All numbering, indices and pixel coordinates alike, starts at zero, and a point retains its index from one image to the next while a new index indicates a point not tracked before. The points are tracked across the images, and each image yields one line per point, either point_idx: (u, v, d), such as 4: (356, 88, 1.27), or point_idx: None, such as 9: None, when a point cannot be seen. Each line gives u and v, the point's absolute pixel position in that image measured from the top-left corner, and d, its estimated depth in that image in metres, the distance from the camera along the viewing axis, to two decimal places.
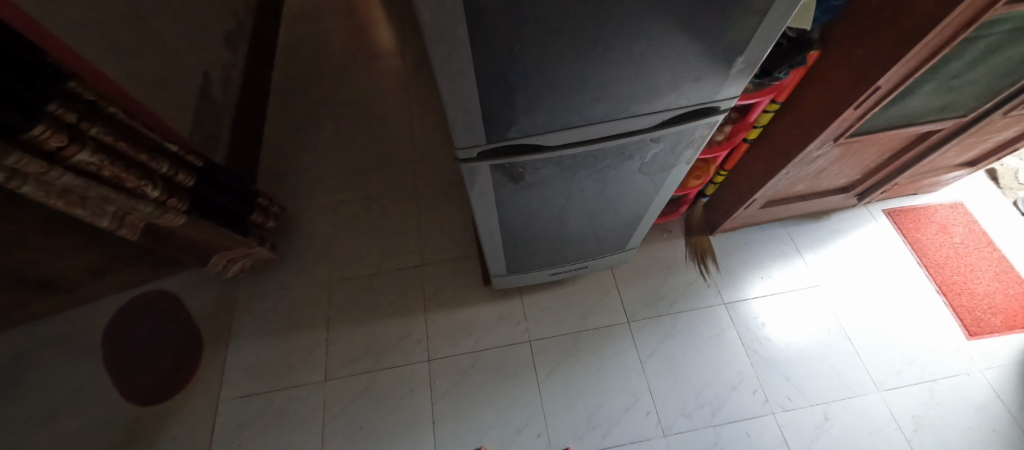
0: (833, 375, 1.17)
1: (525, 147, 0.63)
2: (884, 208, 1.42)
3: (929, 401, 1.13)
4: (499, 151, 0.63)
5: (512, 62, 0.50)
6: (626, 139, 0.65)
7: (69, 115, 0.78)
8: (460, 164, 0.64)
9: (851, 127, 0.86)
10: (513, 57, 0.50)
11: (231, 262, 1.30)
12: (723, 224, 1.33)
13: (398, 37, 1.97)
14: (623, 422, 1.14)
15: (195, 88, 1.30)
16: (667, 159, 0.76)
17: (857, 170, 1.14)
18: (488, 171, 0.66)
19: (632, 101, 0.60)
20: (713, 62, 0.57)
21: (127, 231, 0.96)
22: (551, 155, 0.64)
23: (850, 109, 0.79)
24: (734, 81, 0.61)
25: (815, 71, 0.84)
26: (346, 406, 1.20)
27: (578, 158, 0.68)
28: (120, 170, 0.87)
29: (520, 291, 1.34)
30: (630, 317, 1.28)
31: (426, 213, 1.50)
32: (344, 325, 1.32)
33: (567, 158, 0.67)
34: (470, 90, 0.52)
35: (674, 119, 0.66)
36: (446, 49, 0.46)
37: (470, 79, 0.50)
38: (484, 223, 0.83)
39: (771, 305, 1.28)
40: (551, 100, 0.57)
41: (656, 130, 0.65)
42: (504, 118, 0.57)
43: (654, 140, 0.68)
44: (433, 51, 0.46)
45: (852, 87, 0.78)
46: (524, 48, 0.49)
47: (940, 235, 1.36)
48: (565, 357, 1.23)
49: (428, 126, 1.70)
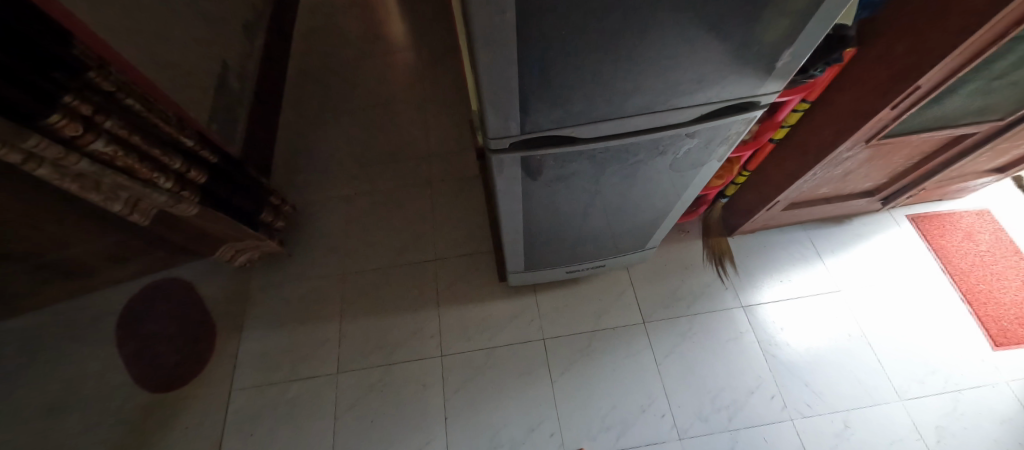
0: (853, 383, 1.15)
1: (558, 139, 0.63)
2: (907, 214, 1.39)
3: (953, 411, 1.10)
4: (531, 141, 0.62)
5: (554, 51, 0.49)
6: (663, 132, 0.64)
7: (84, 107, 0.76)
8: (490, 155, 0.63)
9: (885, 129, 0.84)
10: (556, 46, 0.48)
11: (239, 253, 1.30)
12: (743, 225, 1.31)
13: (413, 31, 1.96)
14: (638, 424, 1.12)
15: (211, 77, 1.30)
16: (700, 155, 0.74)
17: (883, 173, 1.11)
18: (518, 162, 0.64)
19: (672, 94, 0.58)
20: (758, 53, 0.55)
21: (139, 217, 0.94)
22: (584, 147, 0.63)
23: (886, 109, 0.77)
24: (776, 76, 0.60)
25: (850, 69, 0.82)
26: (358, 399, 1.20)
27: (611, 151, 0.67)
28: (133, 161, 0.86)
29: (535, 288, 1.33)
30: (646, 317, 1.26)
31: (439, 207, 1.49)
32: (358, 317, 1.31)
33: (600, 152, 0.66)
34: (509, 79, 0.50)
35: (712, 113, 0.64)
36: (490, 36, 0.44)
37: (510, 68, 0.49)
38: (508, 217, 0.82)
39: (790, 309, 1.26)
40: (589, 91, 0.55)
41: (693, 124, 0.64)
42: (540, 108, 0.56)
43: (689, 135, 0.66)
44: (477, 38, 0.45)
45: (890, 86, 0.75)
46: (569, 36, 0.47)
47: (965, 242, 1.32)
48: (579, 357, 1.22)
49: (443, 120, 1.69)
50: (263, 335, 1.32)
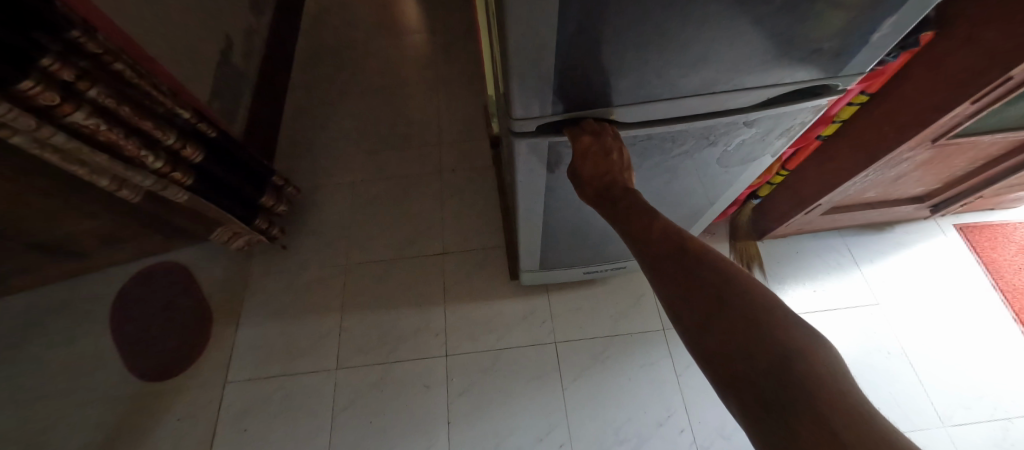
0: (892, 405, 1.05)
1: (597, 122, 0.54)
2: (955, 223, 1.28)
3: (1002, 441, 1.00)
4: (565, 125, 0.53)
5: (600, 24, 0.40)
6: (717, 119, 0.55)
7: (66, 73, 0.69)
8: (514, 140, 0.54)
9: (956, 128, 0.74)
10: (603, 17, 0.39)
11: (237, 236, 1.21)
12: (775, 229, 1.21)
13: (427, 12, 1.87)
14: (654, 439, 1.04)
15: (213, 54, 1.23)
16: (752, 149, 0.66)
17: (939, 178, 1.01)
18: (546, 149, 0.56)
19: (737, 73, 0.49)
20: (855, 23, 0.45)
21: (128, 194, 0.87)
22: (623, 133, 0.55)
23: (966, 103, 0.67)
24: (860, 56, 0.51)
25: (923, 57, 0.72)
26: (357, 398, 1.13)
27: (653, 140, 0.58)
28: (117, 137, 0.79)
29: (547, 287, 1.25)
30: (667, 323, 1.17)
31: (448, 198, 1.41)
32: (359, 312, 1.24)
33: (641, 140, 0.58)
34: (545, 57, 0.41)
35: (776, 98, 0.56)
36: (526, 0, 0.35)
37: (547, 44, 0.40)
38: (527, 213, 0.74)
39: (823, 320, 1.16)
40: (641, 65, 0.46)
41: (754, 111, 0.55)
42: (575, 89, 0.47)
43: (746, 124, 0.58)
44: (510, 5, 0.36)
45: (972, 78, 0.65)
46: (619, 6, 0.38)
47: (1020, 256, 1.21)
48: (593, 363, 1.14)
49: (455, 106, 1.60)
50: (259, 327, 1.25)
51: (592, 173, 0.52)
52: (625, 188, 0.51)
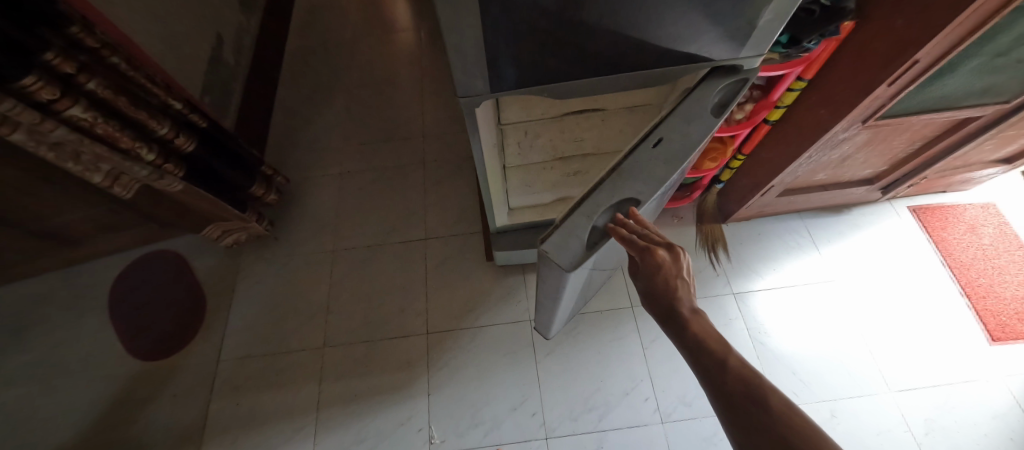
0: (844, 373, 1.13)
1: (620, 199, 0.59)
2: (908, 205, 1.35)
3: (943, 404, 1.08)
4: (579, 210, 0.58)
5: (518, 20, 0.47)
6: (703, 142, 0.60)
7: (66, 66, 0.75)
8: (563, 271, 0.58)
9: (881, 109, 0.81)
10: (521, 15, 0.46)
11: (226, 233, 1.30)
12: (737, 212, 1.28)
13: (413, 11, 1.93)
14: (622, 407, 1.11)
15: (203, 51, 1.30)
16: None
17: (883, 159, 1.08)
18: (597, 254, 0.60)
19: (649, 55, 0.57)
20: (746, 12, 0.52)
21: (120, 190, 0.93)
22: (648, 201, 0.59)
23: (882, 86, 0.74)
24: (755, 39, 0.57)
25: (848, 45, 0.79)
26: (343, 373, 1.20)
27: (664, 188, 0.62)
28: (113, 129, 0.85)
29: (523, 268, 1.32)
30: (635, 301, 1.24)
31: (431, 187, 1.48)
32: (345, 294, 1.31)
33: (657, 195, 0.61)
34: (477, 48, 0.48)
35: (715, 104, 0.63)
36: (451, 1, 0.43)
37: (477, 38, 0.47)
38: (568, 297, 0.77)
39: (791, 307, 1.22)
40: (563, 49, 0.52)
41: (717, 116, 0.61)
42: (510, 75, 0.54)
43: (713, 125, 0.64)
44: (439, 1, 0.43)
45: (887, 62, 0.72)
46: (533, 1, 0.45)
47: (968, 235, 1.29)
48: (565, 338, 1.21)
49: (438, 100, 1.67)
50: (250, 309, 1.32)
51: (663, 288, 0.52)
52: (694, 311, 0.50)
